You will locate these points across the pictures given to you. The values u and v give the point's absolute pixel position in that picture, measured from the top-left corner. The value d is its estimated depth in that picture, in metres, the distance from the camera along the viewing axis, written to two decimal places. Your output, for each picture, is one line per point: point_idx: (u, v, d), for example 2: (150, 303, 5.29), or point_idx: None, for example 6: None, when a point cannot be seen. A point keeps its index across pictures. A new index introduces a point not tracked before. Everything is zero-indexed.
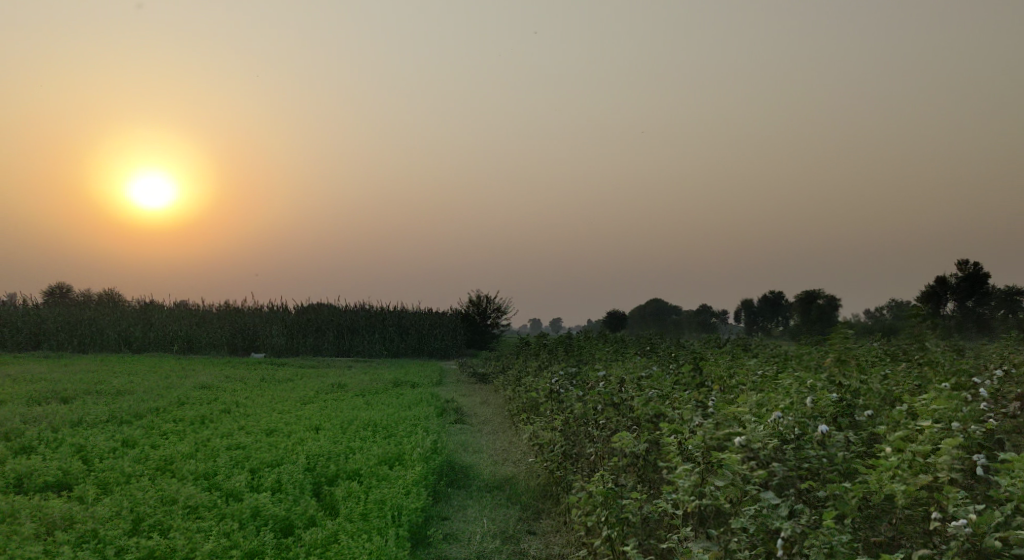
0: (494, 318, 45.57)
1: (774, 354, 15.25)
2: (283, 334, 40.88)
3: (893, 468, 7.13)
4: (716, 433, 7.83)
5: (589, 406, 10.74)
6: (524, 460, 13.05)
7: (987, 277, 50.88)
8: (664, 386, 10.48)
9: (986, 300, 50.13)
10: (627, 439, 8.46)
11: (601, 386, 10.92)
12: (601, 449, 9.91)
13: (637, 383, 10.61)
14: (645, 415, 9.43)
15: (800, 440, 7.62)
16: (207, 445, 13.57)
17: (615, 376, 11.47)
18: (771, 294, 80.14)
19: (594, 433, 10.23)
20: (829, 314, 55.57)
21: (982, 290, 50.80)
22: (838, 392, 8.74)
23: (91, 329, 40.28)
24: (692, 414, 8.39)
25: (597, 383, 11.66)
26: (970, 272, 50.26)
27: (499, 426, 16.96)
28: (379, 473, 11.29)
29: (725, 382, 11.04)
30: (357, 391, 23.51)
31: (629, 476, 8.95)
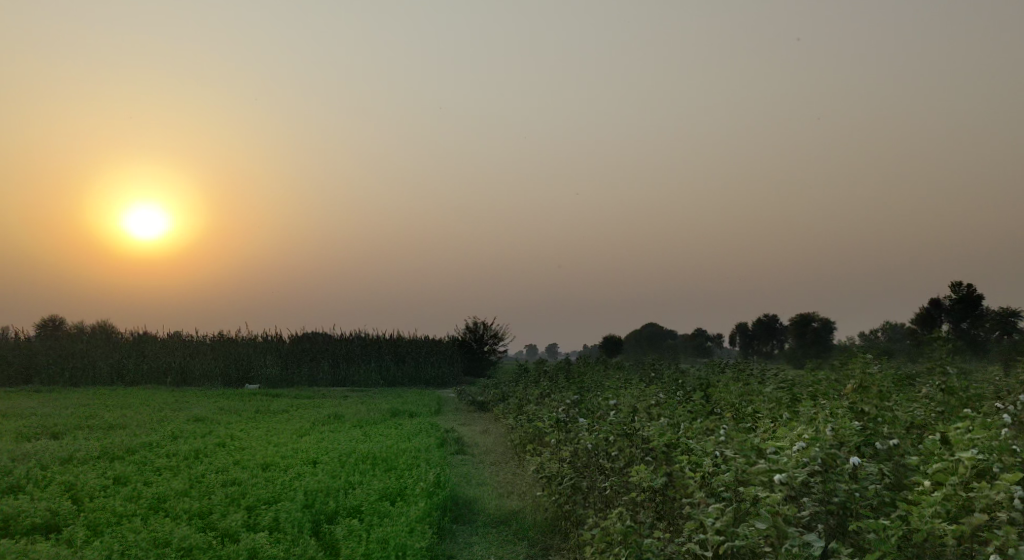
0: (491, 345, 45.14)
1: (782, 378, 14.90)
2: (277, 364, 40.44)
3: (934, 504, 6.76)
4: (741, 467, 7.48)
5: (600, 437, 10.39)
6: (530, 492, 12.68)
7: (981, 299, 50.68)
8: (678, 415, 10.15)
9: (981, 322, 49.87)
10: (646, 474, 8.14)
11: (611, 416, 10.58)
12: (615, 484, 9.60)
13: (649, 413, 10.31)
14: (660, 446, 9.10)
15: (829, 471, 7.28)
16: (201, 481, 13.14)
17: (625, 405, 11.12)
18: (766, 318, 79.90)
19: (606, 467, 9.91)
20: (825, 337, 55.29)
21: (977, 312, 50.62)
22: (862, 420, 8.39)
23: (83, 362, 39.77)
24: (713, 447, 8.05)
25: (606, 412, 11.31)
26: (965, 294, 50.13)
27: (502, 458, 16.57)
28: (380, 509, 10.89)
29: (738, 410, 10.70)
30: (354, 422, 23.07)
31: (647, 512, 8.61)
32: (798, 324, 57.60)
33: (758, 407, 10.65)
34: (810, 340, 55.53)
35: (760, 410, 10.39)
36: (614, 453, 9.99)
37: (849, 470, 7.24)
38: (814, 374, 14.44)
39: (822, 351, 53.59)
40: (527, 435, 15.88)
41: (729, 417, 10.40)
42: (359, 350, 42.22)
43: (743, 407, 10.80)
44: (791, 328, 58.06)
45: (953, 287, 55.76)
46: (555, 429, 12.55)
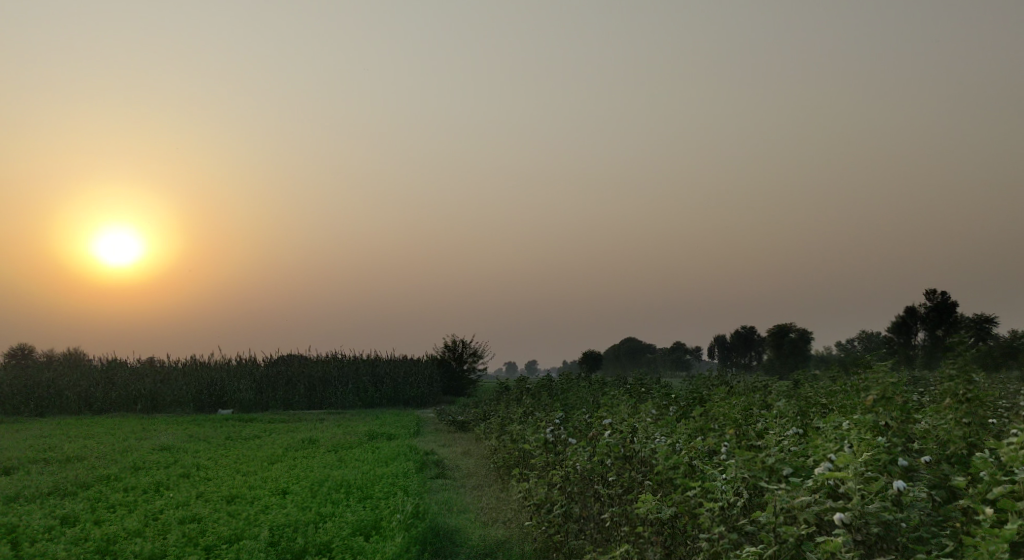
0: (470, 363, 44.16)
1: (779, 389, 14.05)
2: (251, 389, 39.13)
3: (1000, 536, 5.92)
4: (776, 496, 6.64)
5: (597, 460, 9.52)
6: (517, 520, 11.75)
7: (955, 305, 50.56)
8: (677, 433, 9.35)
9: (956, 330, 49.70)
10: (652, 504, 7.42)
11: (608, 435, 9.69)
12: (615, 513, 8.77)
13: (646, 429, 9.48)
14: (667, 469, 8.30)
15: (869, 495, 6.50)
16: (158, 518, 12.16)
17: (621, 422, 10.26)
18: (743, 329, 79.64)
19: (605, 493, 9.06)
20: (802, 349, 54.95)
21: (951, 319, 50.53)
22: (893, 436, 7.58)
23: (49, 391, 38.35)
24: (734, 469, 7.22)
25: (599, 431, 10.45)
26: (938, 301, 50.09)
27: (486, 481, 15.64)
28: (353, 546, 9.89)
29: (742, 424, 9.88)
30: (328, 447, 22.02)
31: (656, 547, 7.82)
32: (775, 335, 57.23)
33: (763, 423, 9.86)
34: (788, 351, 55.10)
35: (768, 426, 9.60)
36: (610, 476, 9.15)
37: (895, 496, 6.41)
38: (816, 387, 13.65)
39: (800, 363, 53.18)
40: (513, 457, 14.97)
41: (733, 434, 9.59)
42: (336, 372, 41.06)
43: (749, 422, 10.00)
44: (770, 340, 57.62)
45: (928, 294, 55.56)
46: (544, 451, 11.65)
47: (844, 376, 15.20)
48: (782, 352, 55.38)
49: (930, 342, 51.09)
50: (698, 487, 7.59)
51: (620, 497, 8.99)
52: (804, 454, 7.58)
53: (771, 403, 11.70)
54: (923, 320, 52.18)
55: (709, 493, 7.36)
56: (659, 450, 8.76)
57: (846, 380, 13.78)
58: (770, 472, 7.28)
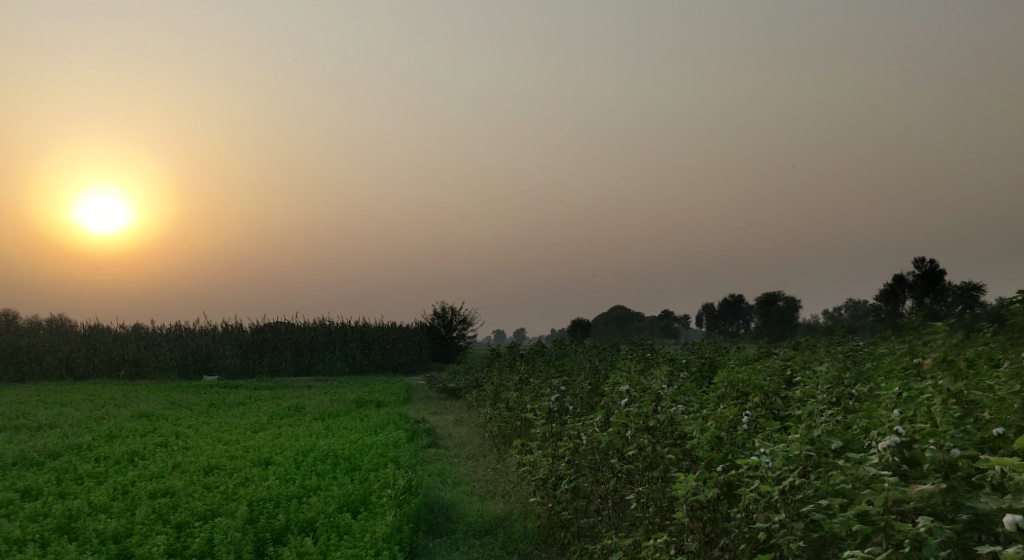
0: (460, 331, 43.33)
1: (794, 357, 13.27)
2: (237, 354, 38.16)
3: None
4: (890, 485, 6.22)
5: (615, 431, 8.64)
6: (517, 494, 10.94)
7: (944, 273, 50.17)
8: (698, 402, 8.72)
9: (944, 297, 49.33)
10: (696, 485, 6.78)
11: (626, 403, 8.80)
12: (639, 494, 7.98)
13: (669, 397, 8.69)
14: (702, 444, 7.58)
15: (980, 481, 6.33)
16: (128, 491, 11.24)
17: (635, 389, 9.48)
18: (731, 297, 79.13)
19: (624, 471, 8.32)
20: (789, 317, 54.51)
21: (938, 288, 50.28)
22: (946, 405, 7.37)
23: (29, 356, 37.28)
24: (798, 446, 6.73)
25: (610, 399, 9.61)
26: (925, 268, 49.82)
27: (482, 450, 14.88)
28: (339, 525, 8.97)
29: (765, 394, 9.22)
30: (315, 415, 21.11)
31: (694, 533, 7.21)
32: (762, 304, 56.79)
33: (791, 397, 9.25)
34: (776, 319, 54.73)
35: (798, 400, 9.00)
36: (628, 448, 8.32)
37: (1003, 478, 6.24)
38: (834, 355, 12.87)
39: (788, 330, 52.72)
40: (510, 426, 14.22)
41: (760, 406, 8.95)
42: (323, 338, 40.08)
43: (776, 392, 9.30)
44: (758, 308, 57.11)
45: (916, 262, 55.12)
46: (548, 422, 10.76)
47: (863, 350, 14.37)
48: (770, 320, 54.94)
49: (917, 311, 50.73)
50: (744, 465, 6.99)
51: (643, 475, 8.23)
52: (857, 427, 7.14)
53: (793, 371, 10.92)
54: (911, 287, 51.68)
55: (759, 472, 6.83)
56: (688, 422, 8.01)
57: (867, 353, 13.03)
58: (829, 449, 6.85)
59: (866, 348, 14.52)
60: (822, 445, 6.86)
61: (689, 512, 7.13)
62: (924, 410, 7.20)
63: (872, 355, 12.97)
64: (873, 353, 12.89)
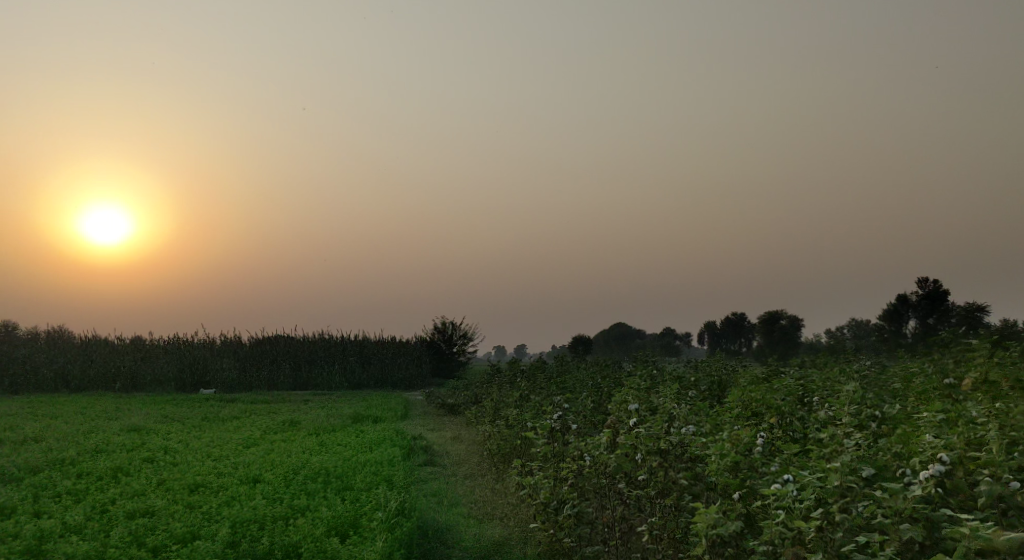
0: (460, 346, 42.74)
1: (804, 377, 12.74)
2: (235, 368, 37.59)
3: None
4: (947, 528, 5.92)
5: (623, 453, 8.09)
6: (517, 517, 10.38)
7: (948, 293, 49.57)
8: (711, 423, 8.22)
9: (948, 318, 48.80)
10: (720, 519, 6.30)
11: (636, 424, 8.26)
12: (652, 525, 7.48)
13: (681, 418, 8.18)
14: (721, 472, 7.09)
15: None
16: (107, 511, 10.71)
17: (644, 409, 8.94)
18: (733, 315, 78.51)
19: (633, 497, 7.78)
20: (792, 336, 53.93)
21: (943, 308, 49.67)
22: (977, 428, 7.08)
23: (25, 368, 36.74)
24: (833, 475, 6.35)
25: (617, 418, 9.05)
26: (930, 288, 49.26)
27: (480, 469, 14.31)
28: (326, 550, 8.39)
29: (782, 418, 8.74)
30: (309, 430, 20.53)
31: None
32: (765, 323, 56.20)
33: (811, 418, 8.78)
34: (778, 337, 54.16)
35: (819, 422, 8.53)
36: (639, 473, 7.79)
37: None
38: (848, 376, 12.30)
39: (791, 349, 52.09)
40: (510, 444, 13.68)
41: (778, 428, 8.48)
42: (322, 352, 39.52)
43: (795, 412, 8.83)
44: (760, 326, 56.52)
45: (919, 281, 54.50)
46: (549, 441, 10.20)
47: (876, 371, 13.81)
48: (773, 338, 54.33)
49: (921, 331, 50.11)
50: (769, 496, 6.55)
51: (654, 502, 7.74)
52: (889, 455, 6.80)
53: (809, 391, 10.40)
54: (914, 307, 51.05)
55: (787, 502, 6.40)
56: (706, 446, 7.51)
57: (881, 376, 12.50)
58: (862, 477, 6.47)
59: (882, 370, 13.95)
60: (855, 472, 6.47)
61: (709, 546, 6.64)
62: (961, 436, 6.84)
63: (888, 376, 12.42)
64: (891, 375, 12.32)
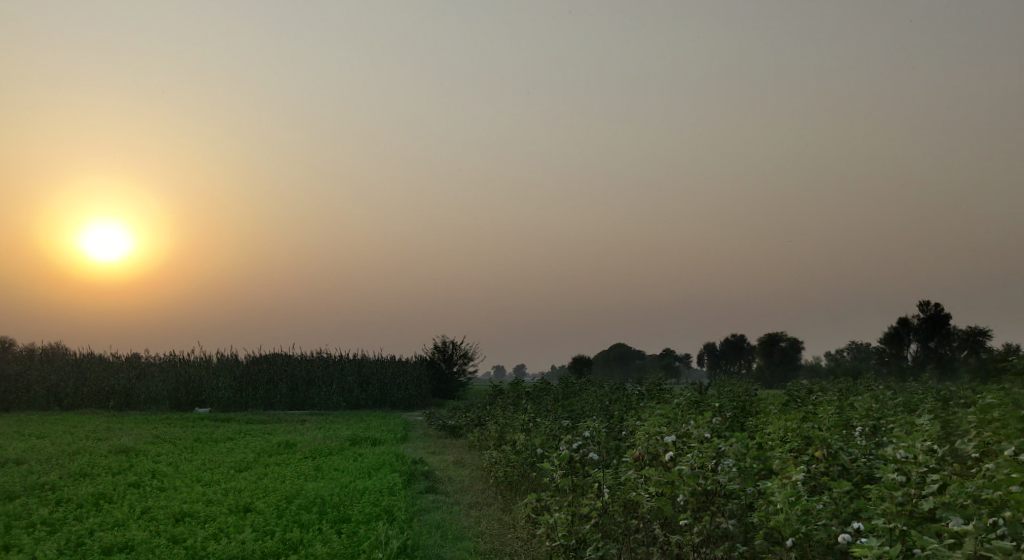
0: (460, 365, 41.87)
1: (830, 405, 11.97)
2: (231, 386, 36.67)
3: None
4: None
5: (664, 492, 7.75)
6: (528, 556, 9.56)
7: (949, 316, 48.80)
8: (755, 457, 7.83)
9: (949, 342, 48.12)
10: None
11: (677, 458, 7.89)
12: None
13: (725, 451, 7.78)
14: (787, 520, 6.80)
15: None
16: (83, 545, 9.87)
17: (681, 436, 8.50)
18: (733, 337, 77.69)
19: (677, 541, 7.46)
20: (793, 358, 53.22)
21: (944, 332, 48.92)
22: None
23: (16, 385, 35.77)
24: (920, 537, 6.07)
25: (648, 448, 8.56)
26: (930, 312, 48.51)
27: (485, 498, 13.48)
28: None
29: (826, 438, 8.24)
30: (305, 453, 19.64)
31: None
32: (765, 344, 55.38)
33: (864, 455, 8.11)
34: (778, 360, 53.41)
35: (874, 463, 7.87)
36: (681, 517, 7.51)
37: None
38: (878, 408, 11.56)
39: (791, 372, 51.30)
40: (519, 471, 12.82)
41: (826, 462, 7.76)
42: (320, 371, 38.59)
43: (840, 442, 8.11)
44: (760, 348, 55.71)
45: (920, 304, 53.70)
46: (566, 473, 9.47)
47: (904, 404, 13.00)
48: (773, 360, 53.52)
49: (921, 355, 49.36)
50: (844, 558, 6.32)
51: (697, 552, 7.43)
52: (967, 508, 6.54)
53: (851, 420, 9.57)
54: (915, 330, 50.29)
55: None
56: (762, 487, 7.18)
57: (913, 411, 11.69)
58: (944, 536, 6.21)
59: (915, 404, 13.03)
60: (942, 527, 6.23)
61: None
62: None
63: (921, 410, 11.64)
64: (929, 410, 11.44)
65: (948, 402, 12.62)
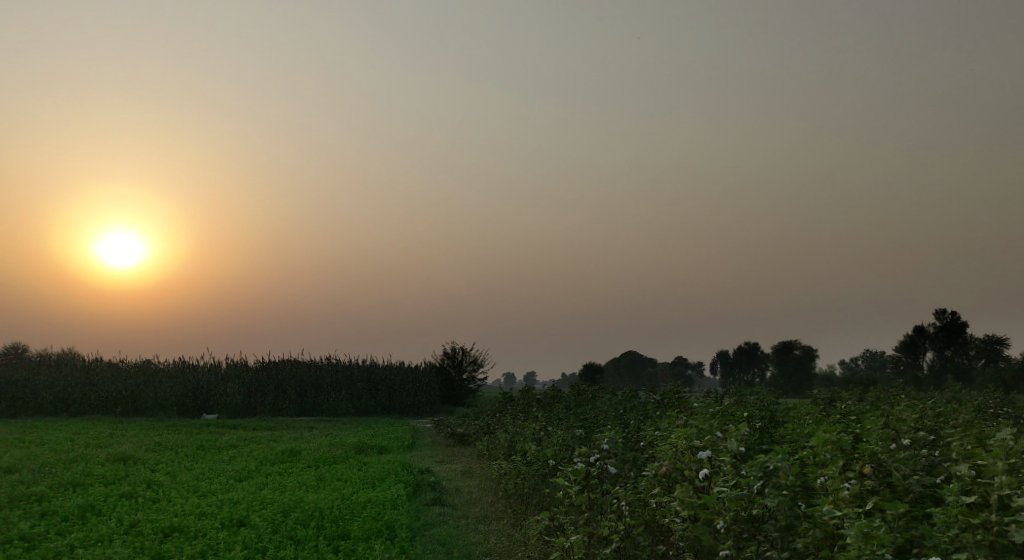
0: (470, 372, 41.10)
1: (863, 416, 11.18)
2: (239, 393, 36.04)
3: None
4: None
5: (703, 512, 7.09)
6: None
7: (966, 324, 47.70)
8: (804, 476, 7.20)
9: (967, 350, 47.02)
10: None
11: (717, 476, 7.22)
12: None
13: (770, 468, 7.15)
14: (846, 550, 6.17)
15: None
16: None
17: (717, 448, 7.80)
18: (746, 344, 76.74)
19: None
20: (807, 365, 52.25)
21: (962, 340, 47.79)
22: None
23: (24, 391, 35.20)
24: None
25: (678, 463, 7.86)
26: (947, 320, 47.39)
27: (494, 511, 12.71)
28: None
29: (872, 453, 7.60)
30: (308, 462, 18.86)
31: None
32: (779, 353, 54.34)
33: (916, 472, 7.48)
34: (792, 367, 52.46)
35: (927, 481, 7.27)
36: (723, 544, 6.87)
37: None
38: (916, 418, 10.77)
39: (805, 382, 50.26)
40: (530, 484, 12.03)
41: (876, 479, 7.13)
42: (329, 377, 37.90)
43: (889, 457, 7.44)
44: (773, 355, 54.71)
45: (937, 311, 52.59)
46: (583, 487, 8.75)
47: (941, 415, 12.18)
48: (786, 369, 52.52)
49: (938, 363, 48.26)
50: None
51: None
52: None
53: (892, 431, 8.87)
54: (931, 338, 49.17)
55: None
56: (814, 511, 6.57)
57: (954, 422, 10.88)
58: None
59: (954, 415, 12.05)
60: None
61: None
62: None
63: (962, 422, 10.79)
64: (971, 422, 10.66)
65: (990, 417, 11.73)
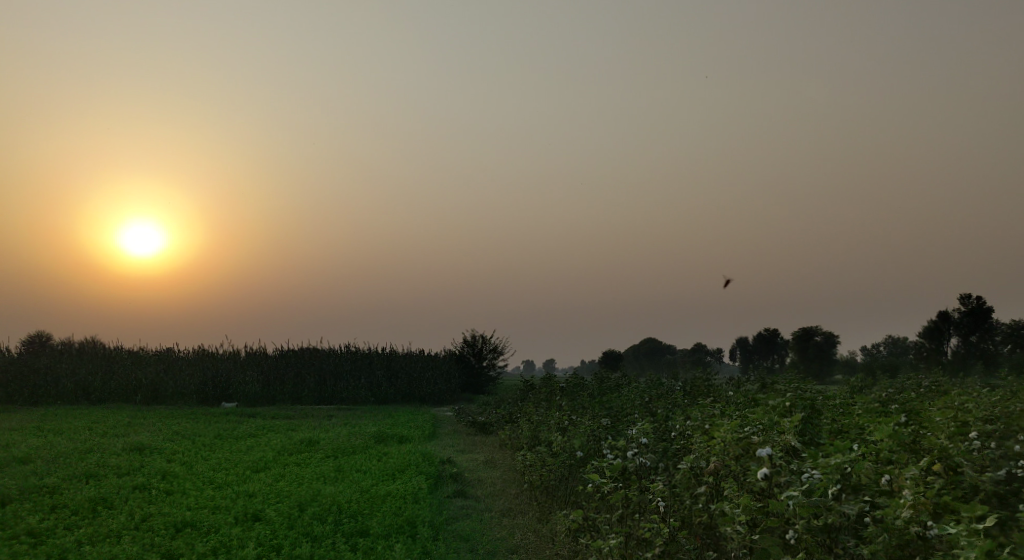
0: (490, 360, 40.62)
1: (904, 404, 10.70)
2: (258, 381, 35.73)
3: None
4: None
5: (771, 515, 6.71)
6: None
7: (993, 309, 46.68)
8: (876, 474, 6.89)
9: (993, 337, 46.02)
10: None
11: (785, 477, 6.84)
12: None
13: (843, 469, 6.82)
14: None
15: None
16: None
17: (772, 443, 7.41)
18: (766, 331, 75.79)
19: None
20: (828, 352, 51.41)
21: (988, 326, 46.80)
22: None
23: (44, 379, 34.98)
24: None
25: (730, 459, 7.42)
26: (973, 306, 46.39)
27: (518, 504, 12.22)
28: None
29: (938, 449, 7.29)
30: (325, 452, 18.39)
31: None
32: (798, 339, 53.50)
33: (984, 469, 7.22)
34: (813, 354, 51.65)
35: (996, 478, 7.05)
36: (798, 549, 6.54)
37: None
38: (959, 404, 10.30)
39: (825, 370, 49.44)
40: (557, 476, 11.52)
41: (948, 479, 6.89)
42: (348, 366, 37.53)
43: (956, 454, 7.20)
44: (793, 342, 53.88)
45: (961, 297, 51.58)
46: (619, 481, 8.28)
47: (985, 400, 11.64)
48: (807, 356, 51.69)
49: (962, 349, 47.27)
50: None
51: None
52: None
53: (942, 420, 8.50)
54: (956, 324, 48.18)
55: None
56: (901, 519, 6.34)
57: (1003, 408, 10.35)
58: None
59: (1000, 402, 11.42)
60: None
61: None
62: None
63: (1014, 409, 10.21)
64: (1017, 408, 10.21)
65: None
